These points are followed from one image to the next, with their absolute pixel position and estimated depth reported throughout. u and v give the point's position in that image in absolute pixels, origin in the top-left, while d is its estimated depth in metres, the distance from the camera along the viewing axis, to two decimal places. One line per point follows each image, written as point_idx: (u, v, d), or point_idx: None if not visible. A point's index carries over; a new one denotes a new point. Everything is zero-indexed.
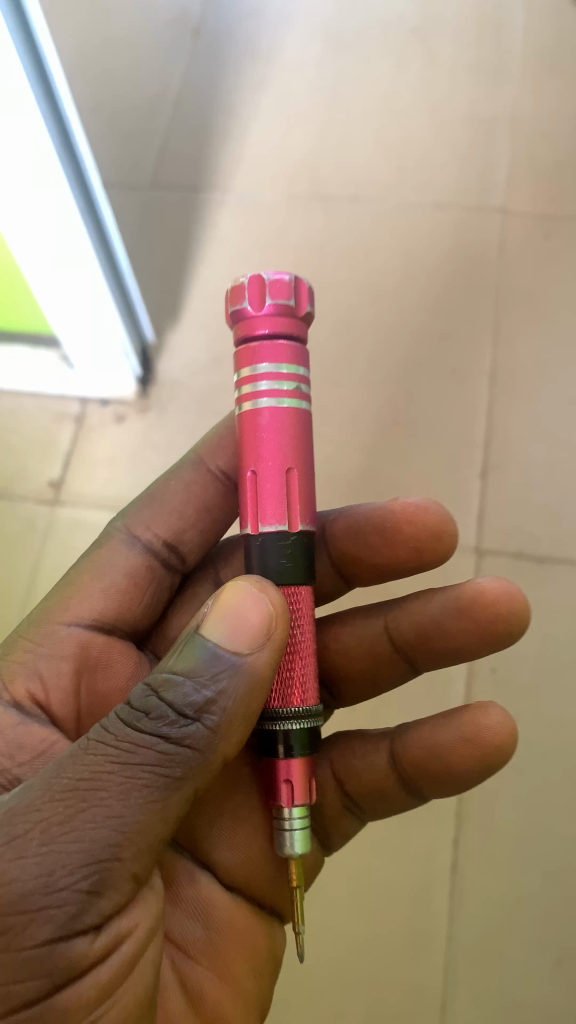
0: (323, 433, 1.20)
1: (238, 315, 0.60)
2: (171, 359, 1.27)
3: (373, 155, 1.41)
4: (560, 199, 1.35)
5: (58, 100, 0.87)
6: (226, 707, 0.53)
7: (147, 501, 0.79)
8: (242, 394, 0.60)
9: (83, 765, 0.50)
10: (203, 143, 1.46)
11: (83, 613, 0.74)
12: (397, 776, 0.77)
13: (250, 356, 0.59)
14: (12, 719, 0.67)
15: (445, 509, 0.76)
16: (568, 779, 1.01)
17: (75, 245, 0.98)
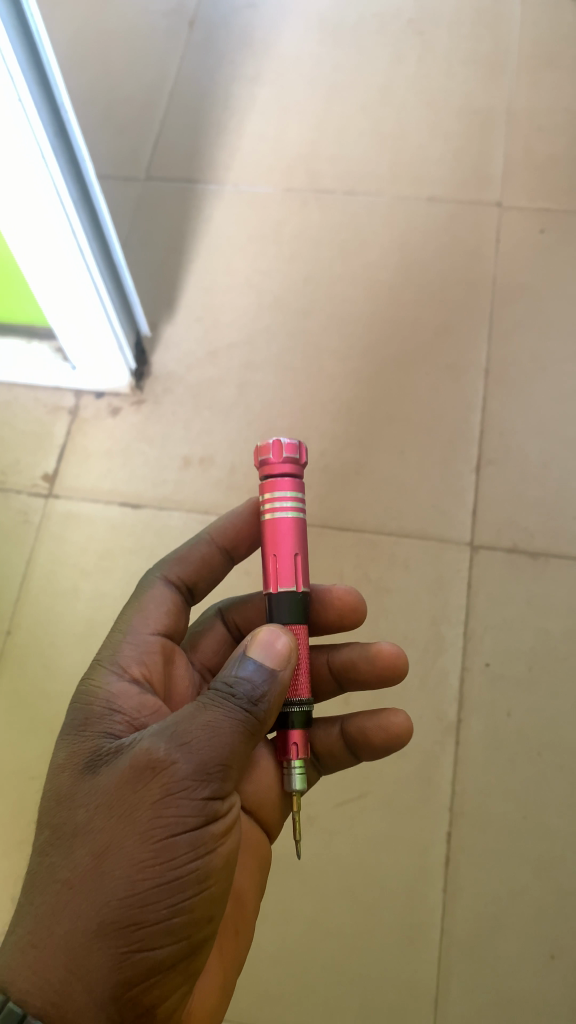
0: (319, 426, 1.20)
1: (286, 463, 0.65)
2: (166, 352, 1.27)
3: (370, 148, 1.41)
4: (556, 194, 1.35)
5: (54, 90, 0.86)
6: (279, 689, 0.60)
7: (175, 558, 0.80)
8: (281, 526, 0.66)
9: (206, 706, 0.58)
10: (199, 133, 1.45)
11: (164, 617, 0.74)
12: (345, 747, 0.82)
13: (292, 500, 0.66)
14: (134, 692, 0.67)
15: (360, 594, 0.83)
16: (562, 773, 1.02)
17: (64, 237, 0.97)
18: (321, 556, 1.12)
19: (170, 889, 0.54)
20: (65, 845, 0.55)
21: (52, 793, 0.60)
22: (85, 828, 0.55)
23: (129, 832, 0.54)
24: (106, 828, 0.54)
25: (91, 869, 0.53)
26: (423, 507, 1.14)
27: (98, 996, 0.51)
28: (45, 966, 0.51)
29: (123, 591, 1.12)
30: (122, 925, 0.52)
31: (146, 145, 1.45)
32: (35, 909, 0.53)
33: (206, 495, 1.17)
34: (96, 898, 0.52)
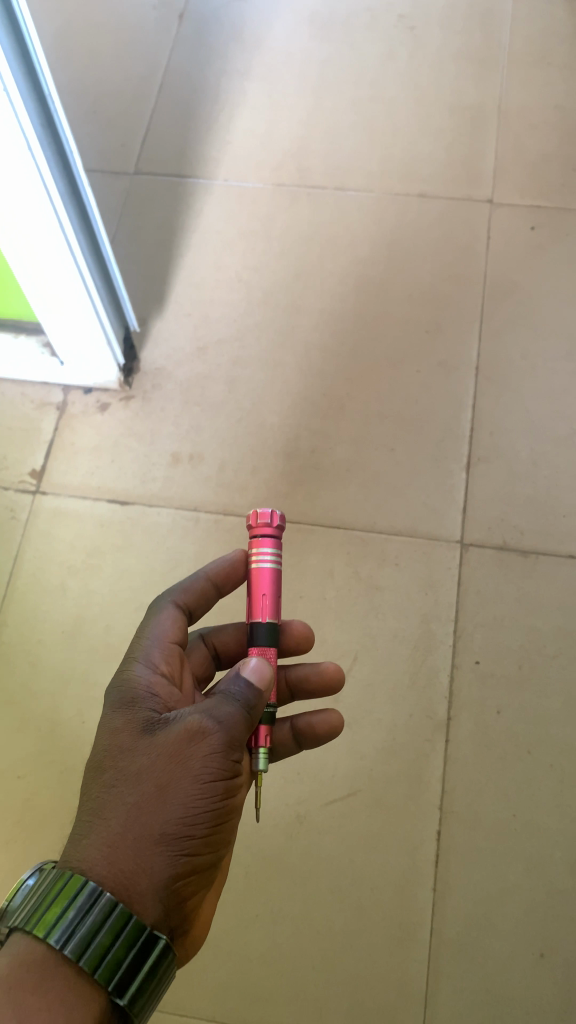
0: (309, 424, 1.20)
1: (278, 527, 0.71)
2: (156, 348, 1.27)
3: (360, 144, 1.40)
4: (546, 191, 1.35)
5: (41, 80, 0.85)
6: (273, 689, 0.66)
7: (180, 589, 0.78)
8: (271, 582, 0.70)
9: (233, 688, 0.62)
10: (188, 127, 1.44)
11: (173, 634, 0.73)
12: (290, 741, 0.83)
13: (278, 560, 0.71)
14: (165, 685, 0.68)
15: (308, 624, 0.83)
16: (552, 771, 1.01)
17: (50, 231, 0.96)
18: (311, 555, 1.11)
19: (212, 818, 0.58)
20: (122, 771, 0.58)
21: (95, 745, 0.62)
22: (139, 759, 0.59)
23: (187, 761, 0.58)
24: (162, 756, 0.58)
25: (152, 788, 0.57)
26: (413, 505, 1.14)
27: (154, 893, 0.54)
28: (111, 856, 0.54)
29: (111, 589, 1.11)
30: (178, 837, 0.56)
31: (135, 139, 1.44)
32: (97, 816, 0.56)
33: (195, 493, 1.16)
34: (156, 811, 0.56)
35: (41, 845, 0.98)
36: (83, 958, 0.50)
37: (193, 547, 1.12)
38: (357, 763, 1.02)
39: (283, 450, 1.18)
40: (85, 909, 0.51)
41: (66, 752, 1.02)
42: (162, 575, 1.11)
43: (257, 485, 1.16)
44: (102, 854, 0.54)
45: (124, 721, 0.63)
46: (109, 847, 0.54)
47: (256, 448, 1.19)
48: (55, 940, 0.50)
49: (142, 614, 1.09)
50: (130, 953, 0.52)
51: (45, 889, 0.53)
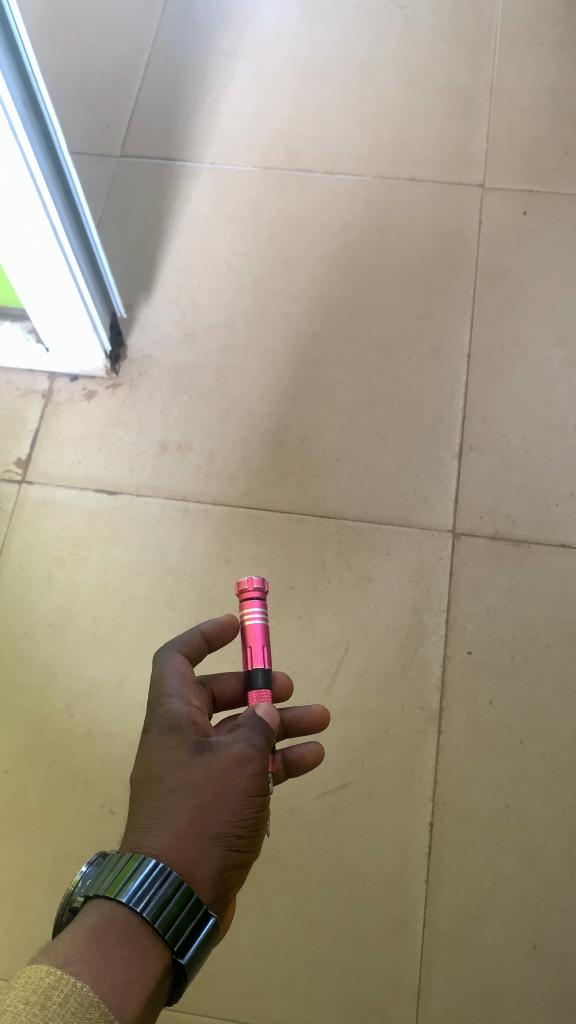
0: (300, 413, 1.18)
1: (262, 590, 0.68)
2: (143, 334, 1.25)
3: (351, 128, 1.38)
4: (538, 176, 1.33)
5: (22, 57, 0.82)
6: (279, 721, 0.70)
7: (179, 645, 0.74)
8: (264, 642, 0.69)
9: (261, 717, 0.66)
10: (176, 109, 1.42)
11: (185, 679, 0.71)
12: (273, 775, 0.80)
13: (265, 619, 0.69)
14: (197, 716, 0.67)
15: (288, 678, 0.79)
16: (544, 762, 1.01)
17: (34, 213, 0.93)
18: (301, 546, 1.10)
19: (256, 821, 0.61)
20: (179, 776, 0.61)
21: (142, 760, 0.63)
22: (193, 766, 0.61)
23: (239, 768, 0.61)
24: (213, 765, 0.61)
25: (209, 790, 0.60)
26: (404, 495, 1.13)
27: (210, 884, 0.57)
28: (176, 848, 0.57)
29: (99, 580, 1.09)
30: (230, 837, 0.59)
31: (120, 120, 1.42)
32: (160, 815, 0.59)
33: (184, 483, 1.14)
34: (212, 812, 0.59)
35: (30, 840, 0.97)
36: (159, 919, 0.52)
37: (183, 538, 1.11)
38: (349, 755, 1.01)
39: (274, 439, 1.17)
40: (156, 878, 0.54)
41: (55, 746, 1.01)
42: (151, 566, 1.10)
43: (248, 476, 1.15)
44: (169, 845, 0.57)
45: (170, 735, 0.64)
46: (177, 840, 0.57)
47: (246, 437, 1.17)
48: (132, 900, 0.52)
49: (132, 605, 1.07)
50: (192, 921, 0.54)
51: (115, 861, 0.55)
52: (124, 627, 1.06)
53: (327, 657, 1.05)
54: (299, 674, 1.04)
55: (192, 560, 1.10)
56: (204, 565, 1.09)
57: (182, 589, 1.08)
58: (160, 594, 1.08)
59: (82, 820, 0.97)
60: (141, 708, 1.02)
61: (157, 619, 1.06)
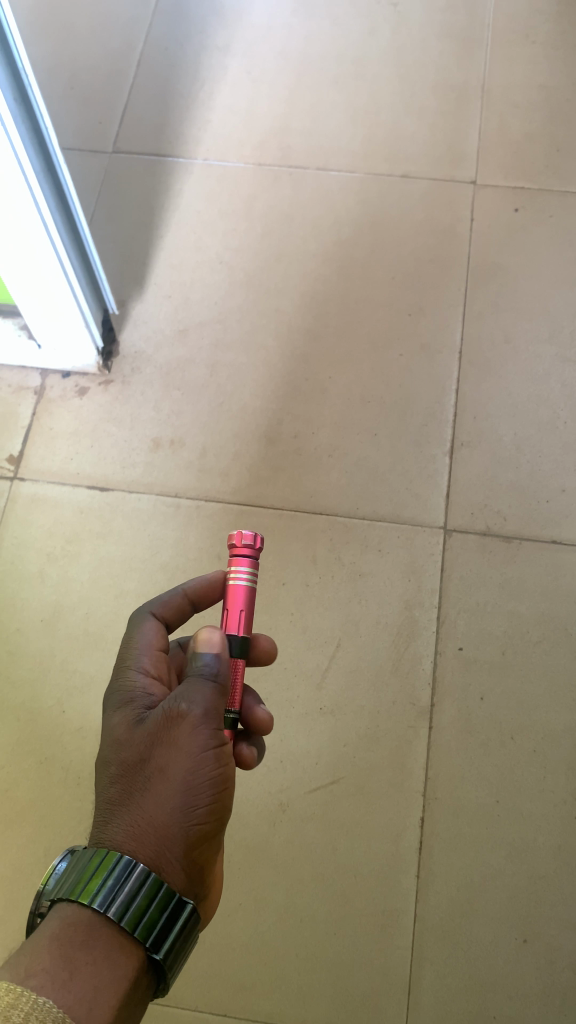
0: (292, 409, 1.18)
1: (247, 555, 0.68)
2: (135, 330, 1.25)
3: (343, 123, 1.39)
4: (529, 172, 1.33)
5: (12, 50, 0.82)
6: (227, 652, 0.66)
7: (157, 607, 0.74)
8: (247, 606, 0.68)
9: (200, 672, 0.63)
10: (168, 103, 1.41)
11: (148, 644, 0.71)
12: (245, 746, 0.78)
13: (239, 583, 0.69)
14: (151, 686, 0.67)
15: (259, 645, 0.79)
16: (535, 757, 1.01)
17: (25, 208, 0.93)
18: (293, 542, 1.10)
19: (215, 783, 0.61)
20: (125, 762, 0.60)
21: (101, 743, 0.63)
22: (138, 747, 0.61)
23: (182, 741, 0.60)
24: (155, 742, 0.60)
25: (159, 772, 0.59)
26: (395, 491, 1.13)
27: (174, 863, 0.57)
28: (134, 838, 0.57)
29: (90, 576, 1.09)
30: (185, 809, 0.59)
31: (113, 115, 1.42)
32: (117, 805, 0.59)
33: (176, 480, 1.15)
34: (161, 791, 0.59)
35: (21, 836, 0.97)
36: (125, 918, 0.52)
37: (175, 533, 1.11)
38: (340, 750, 1.02)
39: (265, 435, 1.17)
40: (122, 877, 0.54)
41: (46, 742, 1.01)
42: (143, 562, 1.10)
43: (240, 471, 1.15)
44: (127, 836, 0.57)
45: (120, 718, 0.64)
46: (132, 829, 0.57)
47: (238, 433, 1.17)
48: (96, 901, 0.52)
49: (123, 601, 1.08)
50: (164, 914, 0.54)
51: (81, 860, 0.55)
52: (115, 623, 1.07)
53: (319, 653, 1.05)
54: (291, 671, 1.05)
55: (184, 556, 1.10)
56: (196, 561, 1.09)
57: (174, 584, 1.08)
58: (152, 589, 1.08)
59: (73, 816, 0.98)
60: None
61: None
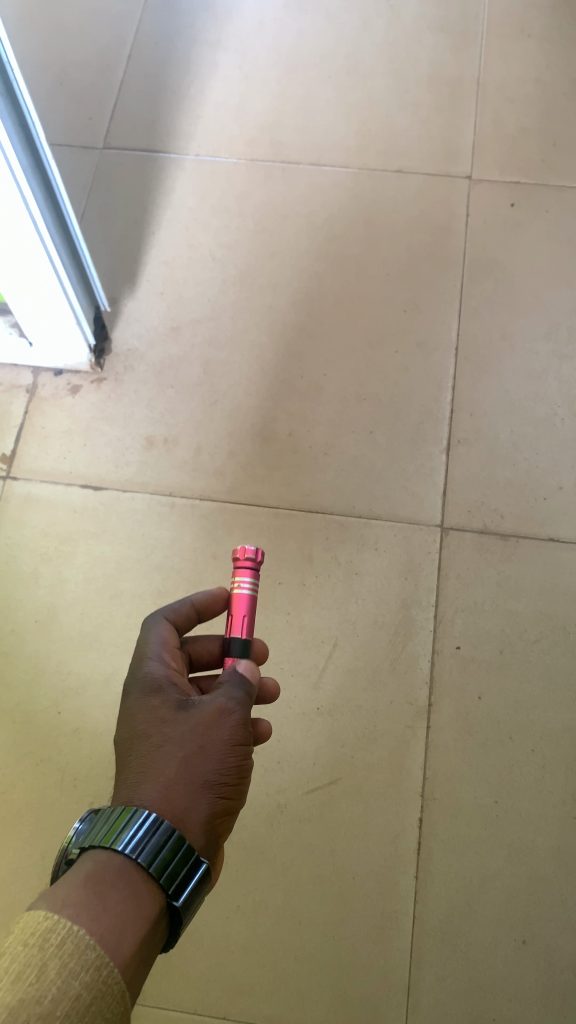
0: (287, 406, 1.17)
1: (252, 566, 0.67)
2: (128, 327, 1.23)
3: (336, 119, 1.37)
4: (525, 167, 1.33)
5: None
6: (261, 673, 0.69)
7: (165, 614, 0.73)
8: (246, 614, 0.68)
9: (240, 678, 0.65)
10: (160, 99, 1.40)
11: (166, 646, 0.70)
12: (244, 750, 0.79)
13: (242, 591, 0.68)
14: (179, 681, 0.67)
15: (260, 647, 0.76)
16: (534, 757, 1.00)
17: (13, 205, 0.92)
18: (289, 541, 1.09)
19: (242, 772, 0.62)
20: (166, 734, 0.62)
21: (127, 724, 0.64)
22: (178, 724, 0.62)
23: (220, 723, 0.62)
24: (197, 722, 0.62)
25: (195, 743, 0.61)
26: (392, 489, 1.12)
27: (200, 834, 0.58)
28: (165, 797, 0.58)
29: (84, 575, 1.08)
30: (216, 787, 0.60)
31: (103, 111, 1.40)
32: (149, 770, 0.60)
33: (171, 479, 1.13)
34: (198, 765, 0.60)
35: (17, 837, 0.96)
36: (153, 864, 0.54)
37: (169, 533, 1.10)
38: (338, 750, 1.01)
39: (260, 434, 1.16)
40: (150, 828, 0.55)
41: (40, 742, 1.00)
42: (137, 562, 1.09)
43: (235, 470, 1.14)
44: (158, 795, 0.58)
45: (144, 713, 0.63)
46: (165, 789, 0.58)
47: (232, 431, 1.16)
48: (126, 848, 0.54)
49: (118, 601, 1.07)
50: (187, 869, 0.55)
51: (106, 815, 0.56)
52: (110, 624, 1.05)
53: (316, 653, 1.05)
54: (287, 671, 1.04)
55: (179, 556, 1.09)
56: (191, 561, 1.08)
57: (169, 584, 1.07)
58: (146, 589, 1.07)
59: (69, 817, 0.97)
60: None
61: (144, 616, 1.06)
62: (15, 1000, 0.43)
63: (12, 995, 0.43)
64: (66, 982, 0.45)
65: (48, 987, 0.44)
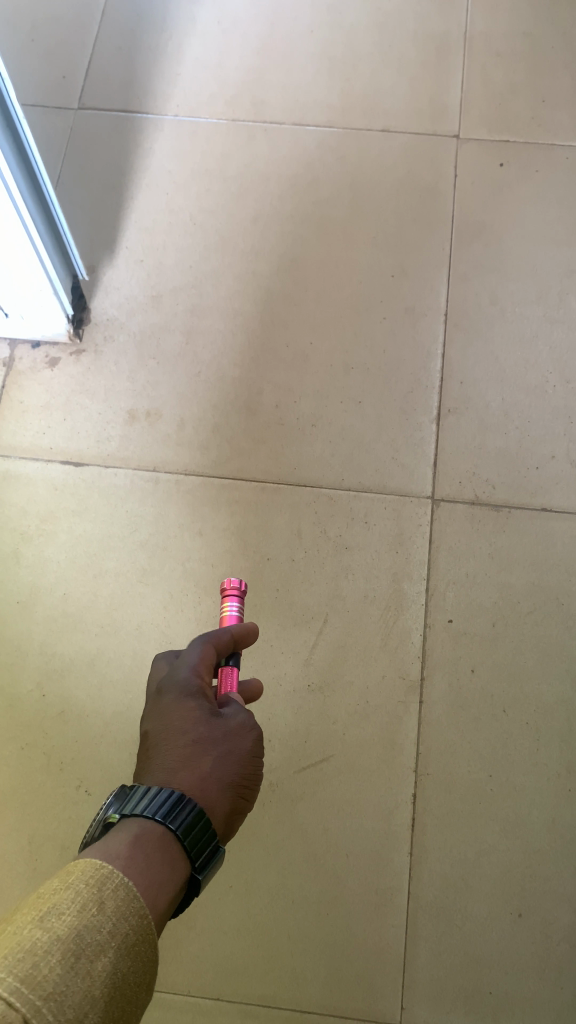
0: (272, 377, 1.14)
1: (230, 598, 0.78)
2: (106, 297, 1.20)
3: (319, 75, 1.33)
4: (513, 125, 1.29)
5: None
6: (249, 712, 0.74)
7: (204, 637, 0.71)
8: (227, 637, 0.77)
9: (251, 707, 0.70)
10: (136, 57, 1.35)
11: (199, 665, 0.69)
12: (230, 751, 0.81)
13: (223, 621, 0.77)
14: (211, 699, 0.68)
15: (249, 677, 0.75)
16: (527, 731, 0.99)
17: None
18: (276, 516, 1.07)
19: (255, 780, 0.66)
20: (202, 732, 0.64)
21: (160, 717, 0.65)
22: (211, 728, 0.65)
23: (243, 735, 0.66)
24: (230, 727, 0.65)
25: (225, 746, 0.64)
26: (381, 460, 1.10)
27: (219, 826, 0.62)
28: (199, 788, 0.61)
29: (67, 555, 1.06)
30: (238, 787, 0.64)
31: (77, 71, 1.35)
32: (185, 760, 0.62)
33: (154, 453, 1.11)
34: (228, 766, 0.64)
35: (4, 823, 0.94)
36: (188, 836, 0.56)
37: (154, 510, 1.08)
38: (329, 728, 0.99)
39: (245, 406, 1.13)
40: (185, 804, 0.57)
41: (26, 725, 0.98)
42: (121, 540, 1.06)
43: (220, 444, 1.11)
44: (194, 785, 0.61)
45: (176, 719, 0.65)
46: (200, 781, 0.61)
47: (217, 404, 1.13)
48: (166, 818, 0.56)
49: (103, 581, 1.04)
50: (209, 848, 0.57)
51: (144, 789, 0.58)
52: (95, 604, 1.03)
53: (306, 630, 1.02)
54: (277, 648, 1.02)
55: (164, 533, 1.06)
56: (177, 538, 1.06)
57: (155, 563, 1.05)
58: (132, 568, 1.05)
59: (57, 802, 0.95)
60: (117, 685, 0.99)
61: (130, 595, 1.03)
62: (78, 924, 0.43)
63: (75, 919, 0.43)
64: (120, 919, 0.45)
65: (106, 921, 0.44)
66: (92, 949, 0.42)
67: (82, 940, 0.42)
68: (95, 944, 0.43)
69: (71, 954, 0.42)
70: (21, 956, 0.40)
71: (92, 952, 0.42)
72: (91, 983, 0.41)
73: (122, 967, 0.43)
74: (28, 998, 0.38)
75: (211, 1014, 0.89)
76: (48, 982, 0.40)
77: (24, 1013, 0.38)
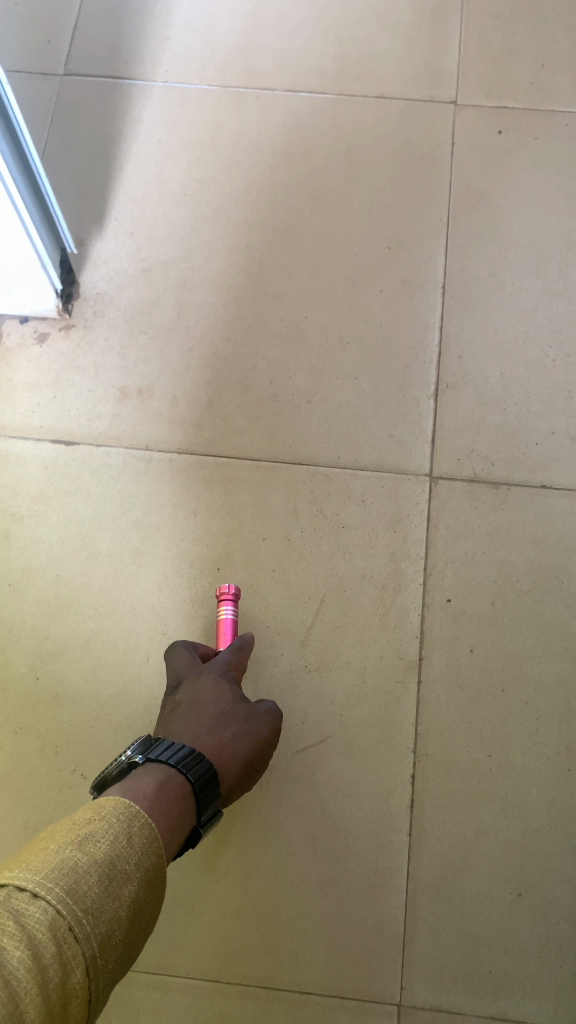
0: (266, 353, 1.12)
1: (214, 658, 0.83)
2: (96, 270, 1.17)
3: (312, 39, 1.29)
4: (511, 90, 1.26)
5: None
6: None
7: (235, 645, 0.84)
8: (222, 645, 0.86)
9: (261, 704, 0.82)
10: (123, 21, 1.31)
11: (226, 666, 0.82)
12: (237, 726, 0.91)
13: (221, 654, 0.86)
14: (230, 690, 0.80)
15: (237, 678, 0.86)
16: (527, 711, 0.98)
17: None
18: (272, 495, 1.05)
19: (261, 761, 0.78)
20: (228, 711, 0.76)
21: (194, 691, 0.77)
22: (236, 709, 0.76)
23: (262, 719, 0.78)
24: (251, 711, 0.77)
25: (244, 724, 0.76)
26: (378, 437, 1.08)
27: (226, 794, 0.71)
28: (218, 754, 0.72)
29: (59, 536, 1.04)
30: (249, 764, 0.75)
31: (62, 36, 1.31)
32: (210, 729, 0.73)
33: (146, 431, 1.08)
34: (246, 742, 0.75)
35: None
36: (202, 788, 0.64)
37: (147, 489, 1.06)
38: (328, 708, 0.98)
39: (239, 382, 1.11)
40: (200, 761, 0.66)
41: (19, 710, 0.96)
42: (114, 519, 1.04)
43: (214, 421, 1.09)
44: (213, 750, 0.72)
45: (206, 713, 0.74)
46: (218, 747, 0.72)
47: (210, 380, 1.11)
48: (185, 769, 0.64)
49: (96, 562, 1.03)
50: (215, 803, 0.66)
51: (166, 743, 0.67)
52: (87, 585, 1.01)
53: (303, 611, 1.01)
54: (274, 630, 1.00)
55: (157, 513, 1.05)
56: (171, 517, 1.04)
57: (149, 543, 1.03)
58: (125, 548, 1.03)
59: (52, 787, 0.93)
60: (111, 668, 0.98)
61: (123, 576, 1.02)
62: (112, 851, 0.51)
63: (109, 847, 0.51)
64: (145, 852, 0.53)
65: (133, 852, 0.52)
66: (122, 877, 0.50)
67: (114, 867, 0.50)
68: (125, 872, 0.51)
69: (106, 877, 0.50)
70: (65, 872, 0.48)
71: (122, 878, 0.50)
72: (120, 904, 0.49)
73: (142, 894, 0.52)
74: (71, 911, 0.47)
75: (211, 996, 0.88)
76: (87, 898, 0.48)
77: (68, 922, 0.46)
